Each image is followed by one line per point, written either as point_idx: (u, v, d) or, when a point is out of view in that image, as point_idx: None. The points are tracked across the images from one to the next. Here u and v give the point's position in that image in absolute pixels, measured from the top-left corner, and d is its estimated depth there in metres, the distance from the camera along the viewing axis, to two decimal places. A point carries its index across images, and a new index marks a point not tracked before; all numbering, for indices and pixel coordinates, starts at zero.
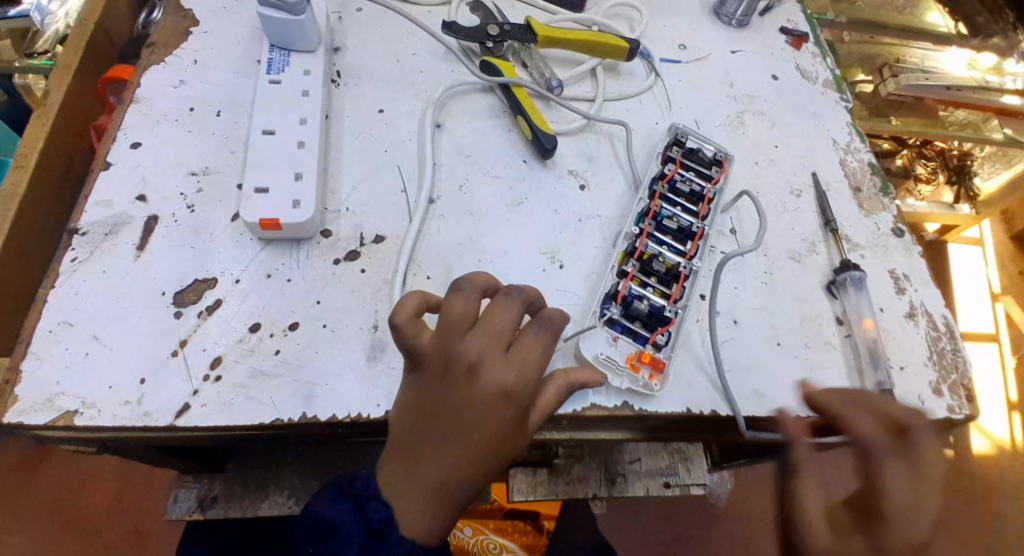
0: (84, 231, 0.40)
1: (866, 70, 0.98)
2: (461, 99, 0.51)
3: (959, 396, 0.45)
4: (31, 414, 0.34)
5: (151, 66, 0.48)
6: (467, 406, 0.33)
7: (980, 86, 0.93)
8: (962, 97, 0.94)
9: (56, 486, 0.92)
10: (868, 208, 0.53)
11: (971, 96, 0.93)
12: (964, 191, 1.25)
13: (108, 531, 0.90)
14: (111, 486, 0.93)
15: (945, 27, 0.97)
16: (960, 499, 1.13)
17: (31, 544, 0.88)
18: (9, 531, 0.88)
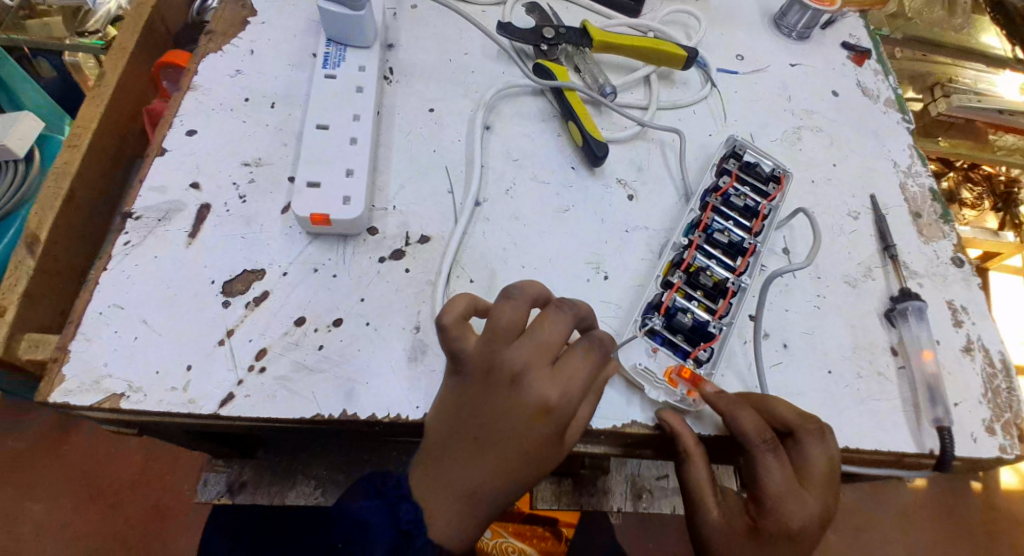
0: (138, 215, 0.40)
1: (917, 88, 0.95)
2: (513, 102, 0.51)
3: (1012, 435, 0.43)
4: (78, 395, 0.34)
5: (209, 54, 0.48)
6: (507, 416, 0.32)
7: None
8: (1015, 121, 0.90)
9: (83, 457, 0.94)
10: (927, 235, 0.51)
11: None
12: (1010, 218, 1.19)
13: (129, 505, 0.92)
14: (135, 461, 0.95)
15: (1002, 50, 0.94)
16: (983, 533, 1.10)
17: (54, 512, 0.90)
18: (34, 498, 0.91)
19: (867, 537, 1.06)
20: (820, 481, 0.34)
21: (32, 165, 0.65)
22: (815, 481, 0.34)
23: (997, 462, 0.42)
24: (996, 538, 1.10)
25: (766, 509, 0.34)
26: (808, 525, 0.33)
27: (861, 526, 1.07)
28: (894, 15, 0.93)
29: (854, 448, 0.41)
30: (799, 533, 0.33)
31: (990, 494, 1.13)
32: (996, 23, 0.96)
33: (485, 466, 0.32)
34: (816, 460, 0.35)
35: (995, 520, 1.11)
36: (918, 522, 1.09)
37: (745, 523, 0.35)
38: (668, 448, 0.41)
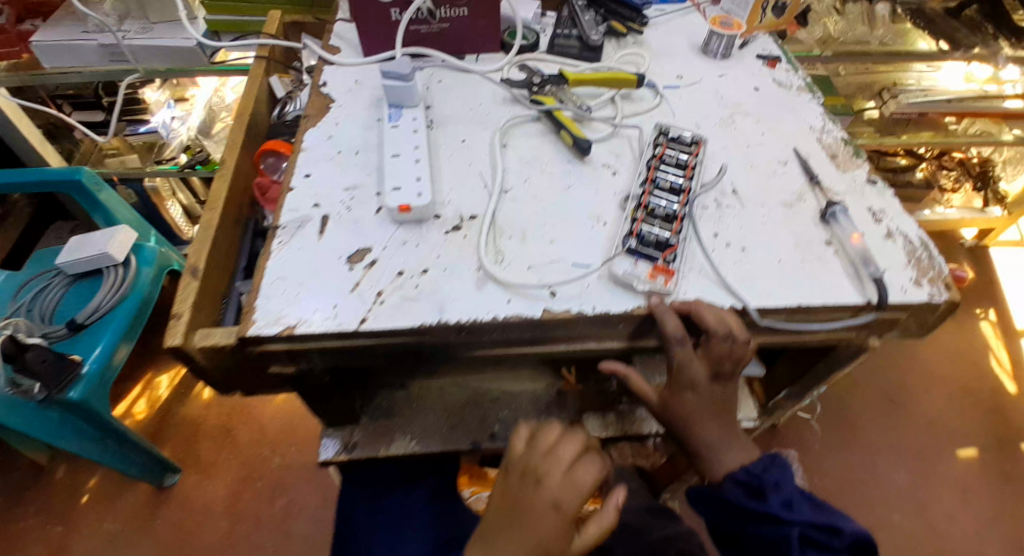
0: (283, 226, 0.60)
1: (869, 96, 1.56)
2: (519, 127, 0.72)
3: (936, 285, 0.57)
4: (266, 328, 0.51)
5: (309, 129, 0.71)
6: (530, 503, 0.51)
7: (983, 96, 1.51)
8: (972, 104, 1.51)
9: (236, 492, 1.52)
10: (844, 168, 0.68)
11: (975, 104, 1.50)
12: (993, 196, 1.83)
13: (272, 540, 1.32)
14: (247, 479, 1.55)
15: (929, 48, 1.37)
16: (1006, 479, 1.45)
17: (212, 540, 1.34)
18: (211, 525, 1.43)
19: (926, 507, 1.40)
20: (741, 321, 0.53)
21: (129, 270, 1.38)
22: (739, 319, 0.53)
23: (930, 306, 0.56)
24: (1012, 477, 1.46)
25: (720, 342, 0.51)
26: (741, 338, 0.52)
27: (923, 503, 1.40)
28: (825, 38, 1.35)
29: (808, 305, 0.55)
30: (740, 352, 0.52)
31: (1004, 412, 1.57)
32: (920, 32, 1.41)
33: (520, 526, 0.50)
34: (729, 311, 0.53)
35: (991, 430, 1.54)
36: (978, 489, 1.43)
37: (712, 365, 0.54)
38: (655, 330, 0.57)
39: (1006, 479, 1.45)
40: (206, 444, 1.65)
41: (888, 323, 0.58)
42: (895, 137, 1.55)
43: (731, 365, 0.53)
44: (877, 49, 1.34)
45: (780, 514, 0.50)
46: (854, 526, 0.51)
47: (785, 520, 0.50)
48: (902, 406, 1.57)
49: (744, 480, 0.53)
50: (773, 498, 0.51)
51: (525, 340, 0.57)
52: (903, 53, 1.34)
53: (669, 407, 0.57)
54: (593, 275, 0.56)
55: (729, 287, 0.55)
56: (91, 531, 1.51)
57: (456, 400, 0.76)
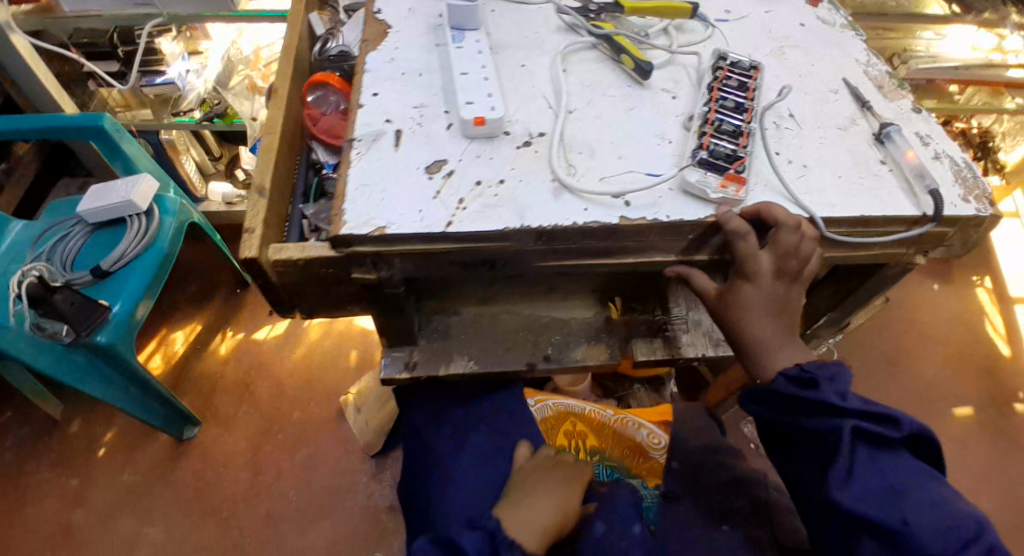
0: (358, 139, 0.61)
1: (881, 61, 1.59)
2: (577, 54, 0.73)
3: (984, 201, 0.60)
4: (358, 229, 0.53)
5: (370, 52, 0.71)
6: None
7: (987, 64, 1.54)
8: (975, 72, 1.54)
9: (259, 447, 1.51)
10: (892, 97, 0.71)
11: (979, 71, 1.54)
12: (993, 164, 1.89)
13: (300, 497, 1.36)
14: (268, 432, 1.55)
15: (943, 12, 1.40)
16: (998, 434, 1.53)
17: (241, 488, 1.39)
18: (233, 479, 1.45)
19: None
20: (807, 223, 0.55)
21: (152, 217, 1.37)
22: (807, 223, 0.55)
23: (979, 220, 0.59)
24: (1005, 432, 1.53)
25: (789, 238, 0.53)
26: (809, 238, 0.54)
27: None
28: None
29: (869, 216, 0.58)
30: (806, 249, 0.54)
31: (999, 373, 1.64)
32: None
33: None
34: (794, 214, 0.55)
35: (984, 387, 1.62)
36: (972, 441, 1.51)
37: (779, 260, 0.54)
38: (719, 241, 0.59)
39: (998, 434, 1.53)
40: (225, 398, 1.63)
41: (936, 238, 0.61)
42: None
43: (796, 262, 0.54)
44: (890, 12, 1.39)
45: (840, 405, 0.50)
46: (911, 420, 0.51)
47: (841, 411, 0.50)
48: (902, 365, 1.64)
49: (797, 375, 0.52)
50: (831, 391, 0.51)
51: (597, 251, 0.59)
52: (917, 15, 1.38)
53: (725, 303, 0.56)
54: (665, 185, 0.58)
55: (794, 198, 0.58)
56: (108, 483, 1.49)
57: (509, 327, 0.77)
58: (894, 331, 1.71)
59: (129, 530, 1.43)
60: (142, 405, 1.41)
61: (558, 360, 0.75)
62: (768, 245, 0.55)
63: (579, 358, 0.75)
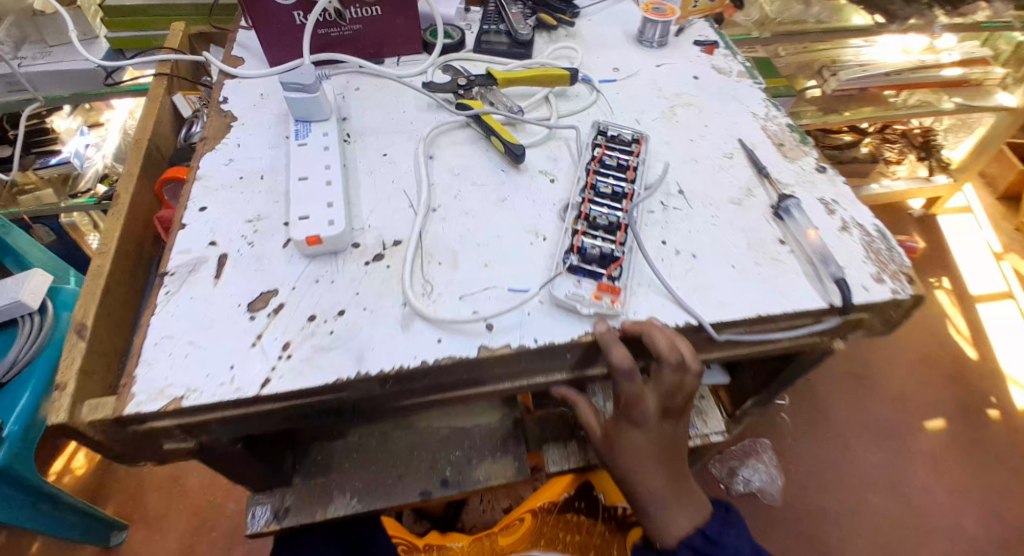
0: (171, 272, 0.51)
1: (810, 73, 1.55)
2: (446, 136, 0.64)
3: (899, 280, 0.52)
4: (148, 403, 0.43)
5: (205, 154, 0.61)
6: None
7: (918, 68, 1.51)
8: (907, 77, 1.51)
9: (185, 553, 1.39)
10: (792, 156, 0.63)
11: (911, 76, 1.49)
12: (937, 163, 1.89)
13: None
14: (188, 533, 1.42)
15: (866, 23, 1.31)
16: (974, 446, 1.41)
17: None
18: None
19: (904, 482, 1.34)
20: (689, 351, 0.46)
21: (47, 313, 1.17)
22: (688, 354, 0.46)
23: (895, 303, 0.52)
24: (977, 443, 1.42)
25: (670, 378, 0.46)
26: (692, 374, 0.47)
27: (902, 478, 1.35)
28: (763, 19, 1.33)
29: (768, 315, 0.50)
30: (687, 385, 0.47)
31: (966, 377, 1.54)
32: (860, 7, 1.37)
33: None
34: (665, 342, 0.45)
35: (953, 396, 1.51)
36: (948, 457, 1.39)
37: (662, 400, 0.48)
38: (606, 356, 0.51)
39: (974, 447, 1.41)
40: (154, 496, 1.47)
41: (852, 324, 0.54)
42: (838, 114, 1.54)
43: (676, 399, 0.48)
44: (813, 29, 1.31)
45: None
46: None
47: None
48: (872, 383, 1.51)
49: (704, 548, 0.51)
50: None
51: (462, 382, 0.50)
52: (835, 30, 1.32)
53: (612, 445, 0.51)
54: (532, 301, 0.49)
55: (683, 303, 0.50)
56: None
57: (409, 447, 0.68)
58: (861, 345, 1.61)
59: None
60: (55, 518, 1.22)
61: (456, 482, 0.65)
62: (652, 378, 0.48)
63: (482, 479, 0.66)
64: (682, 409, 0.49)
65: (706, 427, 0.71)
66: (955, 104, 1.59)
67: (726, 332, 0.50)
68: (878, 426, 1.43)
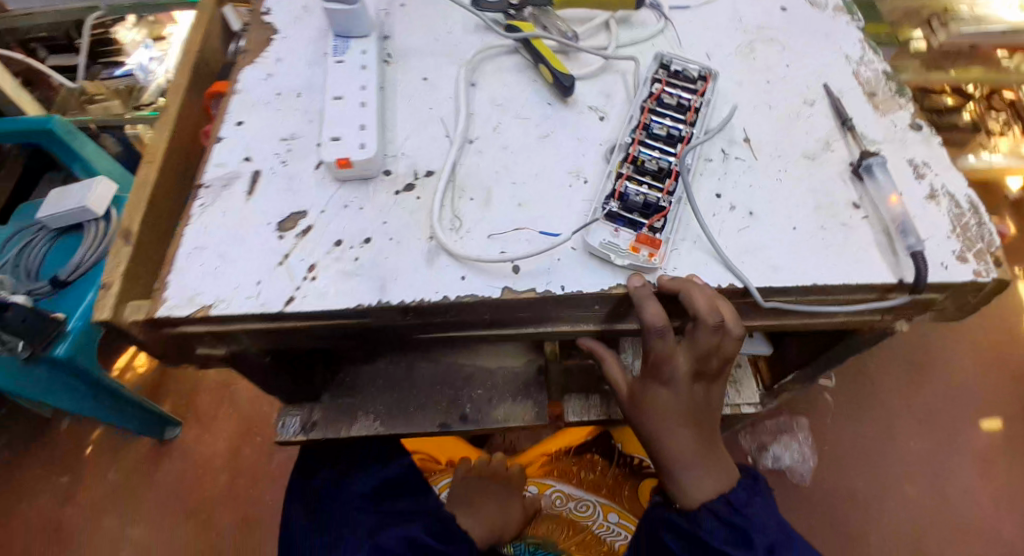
0: (206, 185, 0.51)
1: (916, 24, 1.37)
2: (493, 62, 0.60)
3: (986, 260, 0.46)
4: (179, 310, 0.44)
5: (245, 67, 0.60)
6: None
7: None
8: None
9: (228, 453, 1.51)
10: (884, 109, 0.56)
11: None
12: None
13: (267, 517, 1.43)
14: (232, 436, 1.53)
15: None
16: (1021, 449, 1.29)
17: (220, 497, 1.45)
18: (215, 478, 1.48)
19: (945, 481, 1.25)
20: (730, 312, 0.43)
21: (108, 219, 1.29)
22: (728, 316, 0.43)
23: (975, 286, 0.46)
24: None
25: (707, 338, 0.43)
26: (731, 337, 0.43)
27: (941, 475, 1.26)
28: None
29: (824, 285, 0.45)
30: (725, 349, 0.44)
31: None
32: None
33: None
34: (703, 300, 0.42)
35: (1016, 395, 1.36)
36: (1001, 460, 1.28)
37: (696, 362, 0.45)
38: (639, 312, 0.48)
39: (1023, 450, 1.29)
40: (205, 400, 1.58)
41: (920, 305, 0.48)
42: (943, 71, 1.33)
43: (711, 361, 0.44)
44: None
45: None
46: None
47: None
48: (928, 371, 1.38)
49: (726, 517, 0.48)
50: (758, 544, 0.47)
51: (485, 322, 0.48)
52: None
53: (640, 407, 0.48)
54: (564, 245, 0.47)
55: (729, 263, 0.46)
56: (94, 483, 1.48)
57: (439, 381, 0.68)
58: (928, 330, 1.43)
59: (114, 530, 1.42)
60: (110, 410, 1.33)
61: (473, 420, 0.65)
62: (686, 339, 0.45)
63: (500, 419, 0.66)
64: (717, 374, 0.46)
65: (739, 397, 0.67)
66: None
67: (774, 300, 0.46)
68: (927, 419, 1.32)
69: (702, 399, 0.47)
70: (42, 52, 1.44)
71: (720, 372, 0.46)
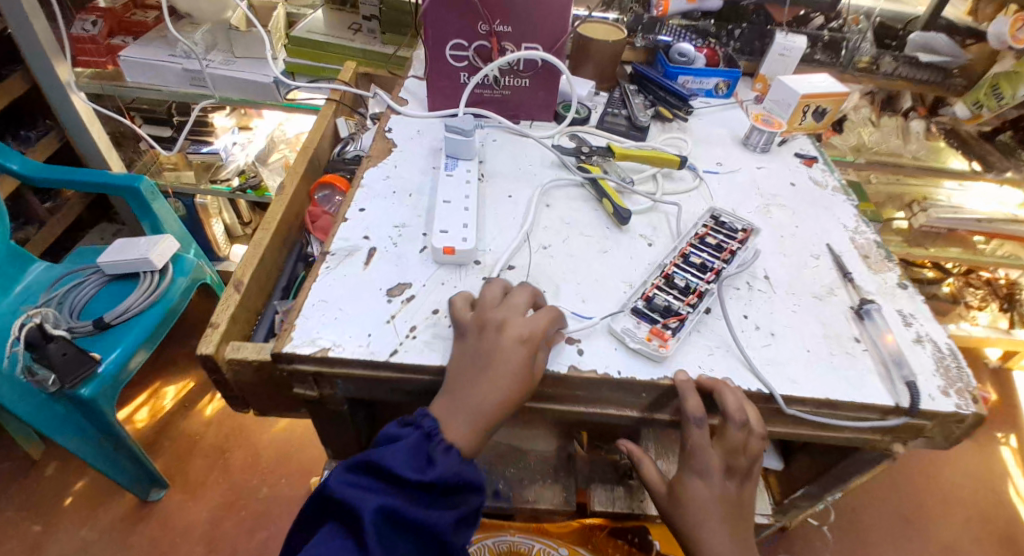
0: (332, 253, 0.62)
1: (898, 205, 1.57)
2: (563, 190, 0.75)
3: (965, 397, 0.56)
4: (300, 347, 0.53)
5: (369, 168, 0.74)
6: None
7: (1008, 219, 1.45)
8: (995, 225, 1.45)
9: None
10: (876, 268, 0.70)
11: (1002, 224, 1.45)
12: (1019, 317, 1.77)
13: None
14: None
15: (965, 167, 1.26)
16: None
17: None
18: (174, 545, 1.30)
19: None
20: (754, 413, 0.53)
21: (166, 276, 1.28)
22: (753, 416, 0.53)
23: (958, 417, 0.55)
24: None
25: (736, 431, 0.52)
26: (755, 437, 0.53)
27: None
28: (859, 146, 1.28)
29: (833, 399, 0.55)
30: (749, 447, 0.53)
31: (1021, 546, 1.37)
32: (955, 147, 1.30)
33: None
34: (731, 397, 0.52)
35: None
36: None
37: (727, 457, 0.54)
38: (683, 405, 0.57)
39: None
40: (197, 464, 1.43)
41: (914, 430, 0.58)
42: (922, 249, 1.51)
43: (738, 458, 0.53)
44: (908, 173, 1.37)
45: None
46: None
47: None
48: (917, 529, 1.37)
49: None
50: None
51: (547, 395, 0.58)
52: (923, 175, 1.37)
53: (676, 499, 0.55)
54: (615, 341, 0.57)
55: (754, 369, 0.56)
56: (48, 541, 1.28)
57: (481, 455, 0.75)
58: (912, 487, 1.44)
59: None
60: (109, 461, 1.23)
61: (505, 497, 0.71)
62: (717, 438, 0.54)
63: (531, 499, 0.72)
64: (747, 476, 0.55)
65: None
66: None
67: (794, 409, 0.55)
68: None
69: (734, 499, 0.54)
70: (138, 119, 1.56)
71: (748, 473, 0.54)
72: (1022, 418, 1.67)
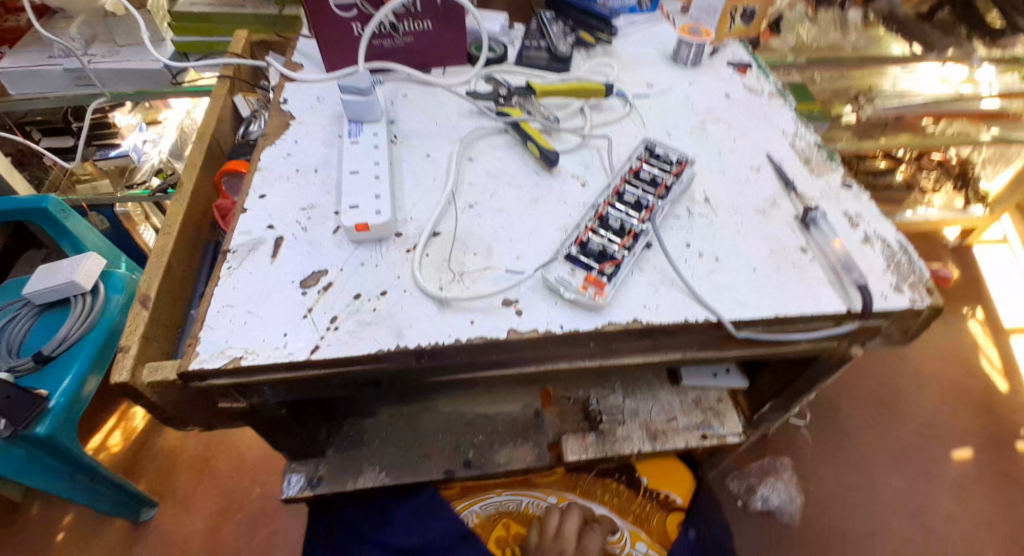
0: (233, 250, 0.56)
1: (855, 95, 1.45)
2: (484, 140, 0.69)
3: (917, 290, 0.55)
4: (209, 362, 0.48)
5: (266, 148, 0.67)
6: None
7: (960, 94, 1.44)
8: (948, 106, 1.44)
9: None
10: (818, 172, 0.66)
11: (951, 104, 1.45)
12: (971, 194, 1.78)
13: None
14: None
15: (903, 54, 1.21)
16: (1010, 483, 1.30)
17: None
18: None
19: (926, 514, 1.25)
20: None
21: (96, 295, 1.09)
22: None
23: (912, 311, 0.54)
24: (1008, 474, 1.31)
25: None
26: None
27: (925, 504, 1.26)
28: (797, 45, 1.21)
29: (785, 315, 0.53)
30: None
31: (997, 409, 1.42)
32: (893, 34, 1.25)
33: None
34: None
35: (981, 425, 1.39)
36: (975, 487, 1.29)
37: None
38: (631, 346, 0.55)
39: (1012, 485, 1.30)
40: (183, 478, 1.33)
41: (870, 331, 0.56)
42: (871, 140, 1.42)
43: None
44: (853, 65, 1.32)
45: None
46: None
47: None
48: (900, 413, 1.40)
49: None
50: None
51: (492, 363, 0.54)
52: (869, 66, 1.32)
53: None
54: (550, 296, 0.53)
55: (701, 300, 0.53)
56: None
57: None
58: (889, 374, 1.46)
59: None
60: (87, 492, 1.11)
61: (478, 464, 0.73)
62: None
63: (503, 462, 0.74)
64: None
65: (723, 428, 0.75)
66: (994, 135, 1.51)
67: (745, 331, 0.53)
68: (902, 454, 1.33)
69: None
70: (34, 134, 1.43)
71: None
72: (985, 291, 1.71)
